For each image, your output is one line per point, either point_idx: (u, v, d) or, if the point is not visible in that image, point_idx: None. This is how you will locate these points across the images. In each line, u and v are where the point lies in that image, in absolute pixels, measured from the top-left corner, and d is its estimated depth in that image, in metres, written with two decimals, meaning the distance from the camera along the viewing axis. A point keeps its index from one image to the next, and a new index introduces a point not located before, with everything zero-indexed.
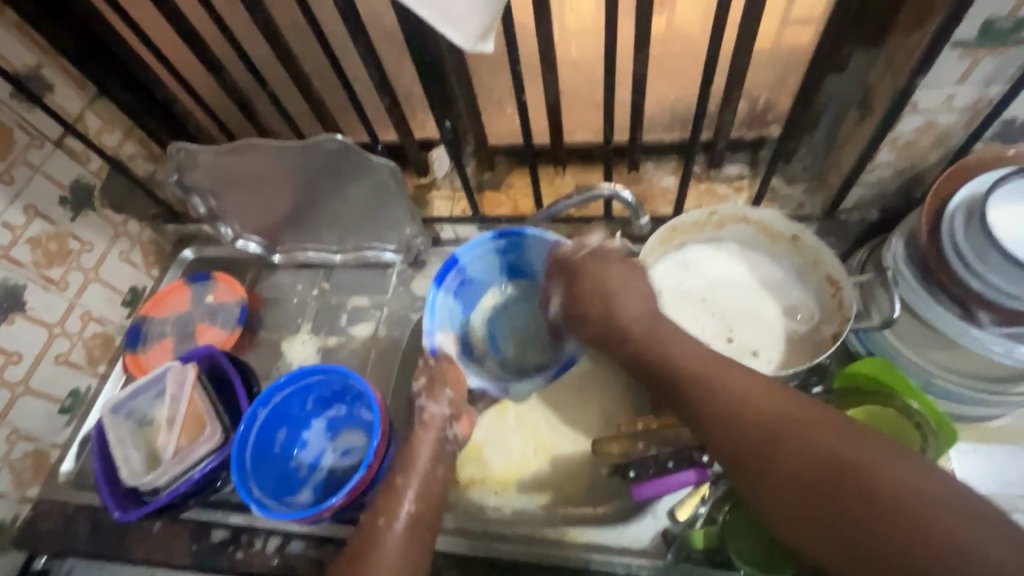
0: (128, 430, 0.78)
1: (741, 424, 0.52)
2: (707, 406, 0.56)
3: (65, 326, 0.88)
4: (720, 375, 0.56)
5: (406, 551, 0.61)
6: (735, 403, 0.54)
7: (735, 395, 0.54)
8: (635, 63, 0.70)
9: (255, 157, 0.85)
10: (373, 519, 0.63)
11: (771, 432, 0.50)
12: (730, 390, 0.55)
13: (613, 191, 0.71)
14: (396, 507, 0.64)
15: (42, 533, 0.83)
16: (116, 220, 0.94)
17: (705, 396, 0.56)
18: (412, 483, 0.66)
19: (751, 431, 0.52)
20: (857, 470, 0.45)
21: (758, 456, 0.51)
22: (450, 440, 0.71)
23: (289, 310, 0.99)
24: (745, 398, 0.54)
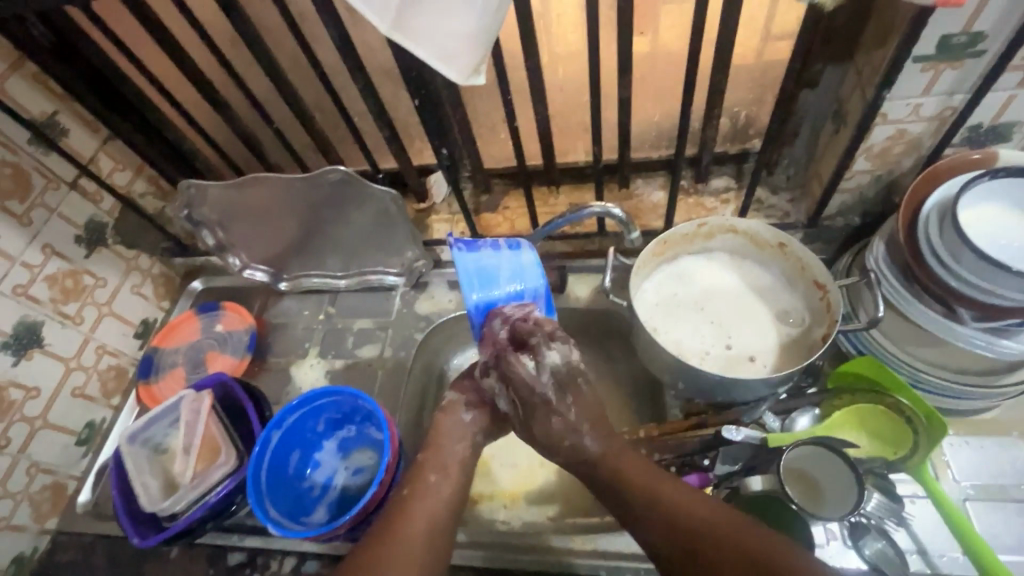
0: (145, 458, 0.80)
1: (688, 549, 0.54)
2: (654, 526, 0.57)
3: (81, 360, 0.91)
4: (655, 484, 0.59)
5: (439, 511, 0.64)
6: (684, 524, 0.55)
7: (678, 510, 0.57)
8: (618, 87, 0.74)
9: (261, 189, 0.89)
10: (398, 490, 0.66)
11: (703, 536, 0.54)
12: (675, 504, 0.57)
13: (605, 210, 0.74)
14: (424, 476, 0.67)
15: (60, 564, 0.85)
16: (127, 255, 0.98)
17: (650, 512, 0.58)
18: (434, 457, 0.69)
19: (717, 560, 0.52)
20: (748, 545, 0.52)
21: (708, 573, 0.52)
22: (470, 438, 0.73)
23: (297, 335, 1.02)
24: (694, 522, 0.55)
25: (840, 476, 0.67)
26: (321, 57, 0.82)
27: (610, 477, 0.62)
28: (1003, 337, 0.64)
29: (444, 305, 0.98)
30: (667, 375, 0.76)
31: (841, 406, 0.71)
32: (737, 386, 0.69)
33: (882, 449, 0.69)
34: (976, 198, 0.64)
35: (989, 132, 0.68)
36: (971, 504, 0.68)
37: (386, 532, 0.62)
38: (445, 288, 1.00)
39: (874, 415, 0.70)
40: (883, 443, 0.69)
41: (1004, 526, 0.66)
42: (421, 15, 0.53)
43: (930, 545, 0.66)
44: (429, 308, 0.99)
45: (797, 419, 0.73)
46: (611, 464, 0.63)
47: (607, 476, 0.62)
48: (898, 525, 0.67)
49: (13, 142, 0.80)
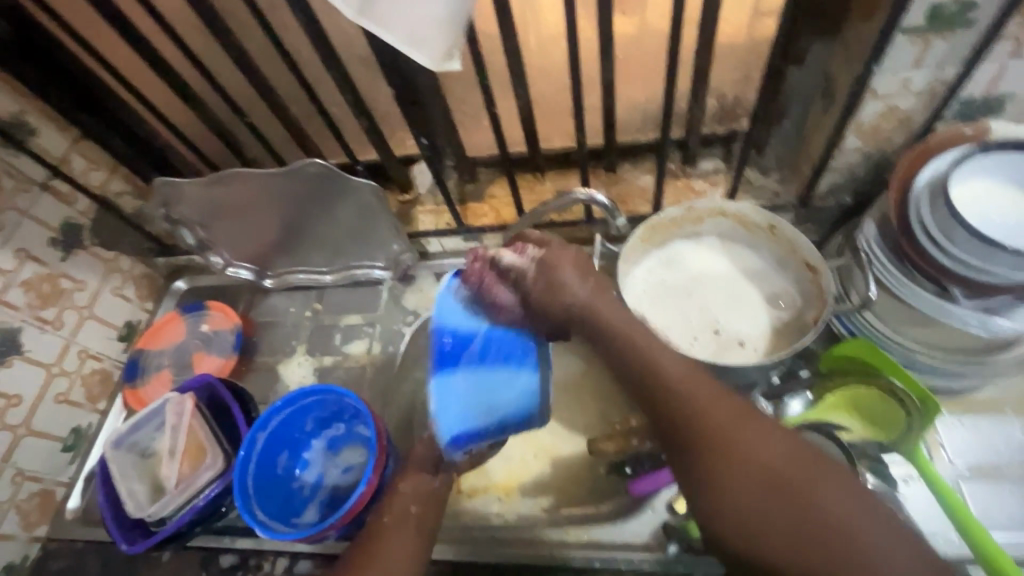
0: (131, 463, 0.78)
1: (704, 438, 0.52)
2: (689, 423, 0.54)
3: (63, 366, 0.89)
4: (712, 406, 0.54)
5: (412, 544, 0.64)
6: (687, 414, 0.54)
7: (717, 421, 0.52)
8: (601, 70, 0.72)
9: (239, 186, 0.87)
10: (378, 518, 0.66)
11: (743, 453, 0.50)
12: (723, 426, 0.52)
13: (589, 196, 0.72)
14: (404, 507, 0.66)
15: (52, 571, 0.84)
16: (107, 257, 0.96)
17: (680, 407, 0.55)
18: (413, 489, 0.68)
19: (695, 432, 0.53)
20: (710, 432, 0.52)
21: (716, 476, 0.50)
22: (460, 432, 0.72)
23: (284, 333, 1.00)
24: (733, 437, 0.51)
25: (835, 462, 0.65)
26: (294, 47, 0.79)
27: (651, 377, 0.58)
28: (997, 315, 0.63)
29: (432, 299, 0.97)
30: None
31: (833, 390, 0.71)
32: (727, 373, 0.69)
33: (874, 432, 0.69)
34: (967, 174, 0.63)
35: (981, 106, 0.66)
36: (966, 484, 0.68)
37: (359, 563, 0.62)
38: (433, 280, 0.98)
39: (867, 398, 0.69)
40: (875, 426, 0.69)
41: (998, 505, 0.66)
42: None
43: (924, 526, 0.66)
44: (417, 302, 0.98)
45: (789, 404, 0.71)
46: (658, 369, 0.58)
47: (648, 380, 0.58)
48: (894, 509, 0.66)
49: None
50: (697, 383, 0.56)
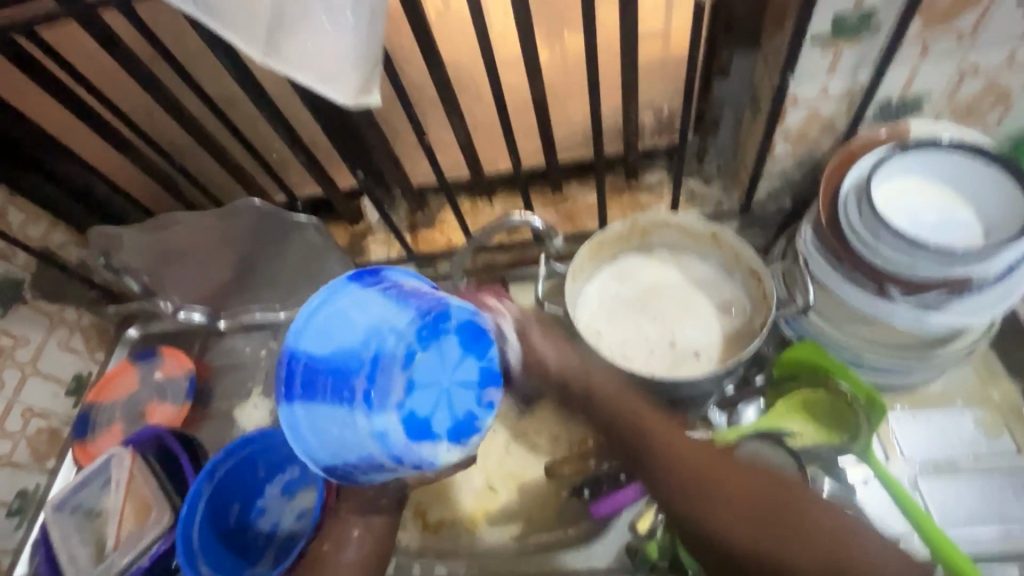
0: (74, 526, 0.75)
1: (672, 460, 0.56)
2: (654, 446, 0.57)
3: (5, 427, 0.86)
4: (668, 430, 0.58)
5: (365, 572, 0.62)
6: (680, 459, 0.56)
7: (696, 458, 0.55)
8: (531, 93, 0.72)
9: (179, 231, 0.86)
10: (319, 545, 0.64)
11: (688, 459, 0.55)
12: (674, 442, 0.57)
13: (524, 219, 0.72)
14: (348, 529, 0.64)
15: None
16: (50, 310, 0.93)
17: (643, 441, 0.58)
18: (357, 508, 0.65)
19: (696, 478, 0.54)
20: (708, 471, 0.54)
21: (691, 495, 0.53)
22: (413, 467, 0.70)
23: (240, 375, 0.98)
24: (678, 451, 0.56)
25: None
26: (226, 87, 0.79)
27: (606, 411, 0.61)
28: (933, 311, 0.63)
29: None
30: None
31: (784, 395, 0.70)
32: (678, 386, 0.68)
33: (831, 435, 0.67)
34: (890, 174, 0.64)
35: (900, 106, 0.68)
36: (922, 480, 0.68)
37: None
38: None
39: (820, 401, 0.69)
40: (831, 428, 0.68)
41: (954, 498, 0.66)
42: (295, 39, 0.50)
43: (883, 527, 0.66)
44: None
45: (743, 411, 0.72)
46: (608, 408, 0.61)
47: (611, 413, 0.61)
48: (852, 509, 0.67)
49: None
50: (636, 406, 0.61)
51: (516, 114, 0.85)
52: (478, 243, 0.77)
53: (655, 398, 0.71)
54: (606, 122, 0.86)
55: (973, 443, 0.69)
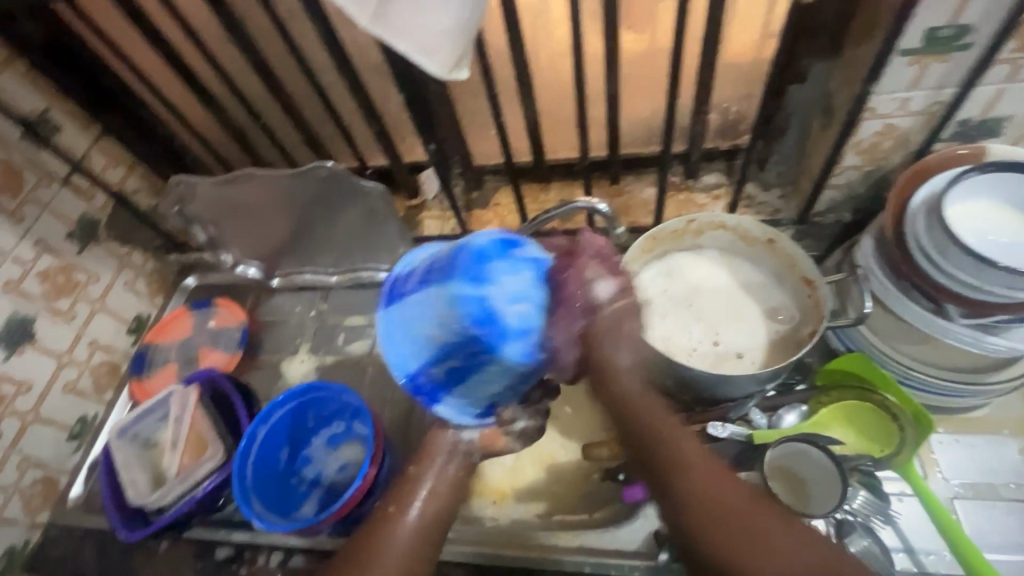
0: (134, 453, 0.80)
1: (691, 485, 0.54)
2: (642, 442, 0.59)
3: (73, 355, 0.91)
4: (677, 434, 0.58)
5: (417, 538, 0.62)
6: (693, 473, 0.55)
7: (698, 470, 0.55)
8: (607, 82, 0.74)
9: (249, 186, 0.90)
10: (383, 505, 0.64)
11: (702, 480, 0.55)
12: (688, 459, 0.56)
13: (589, 204, 0.75)
14: (410, 489, 0.65)
15: (54, 555, 0.85)
16: (121, 251, 0.98)
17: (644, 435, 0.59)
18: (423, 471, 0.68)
19: (694, 504, 0.53)
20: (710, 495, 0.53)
21: (698, 528, 0.52)
22: (463, 444, 0.69)
23: (288, 331, 1.02)
24: (702, 474, 0.55)
25: (824, 473, 0.66)
26: (311, 52, 0.82)
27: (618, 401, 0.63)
28: (993, 334, 0.63)
29: None
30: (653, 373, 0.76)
31: (829, 403, 0.71)
32: (724, 386, 0.69)
33: (868, 446, 0.69)
34: (962, 193, 0.64)
35: (978, 127, 0.67)
36: (961, 502, 0.68)
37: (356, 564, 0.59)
38: None
39: (862, 412, 0.70)
40: (870, 439, 0.69)
41: (994, 523, 0.66)
42: (401, 8, 0.52)
43: (920, 547, 0.66)
44: None
45: (784, 415, 0.72)
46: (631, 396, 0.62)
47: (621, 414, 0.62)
48: (886, 524, 0.67)
49: (4, 139, 0.80)
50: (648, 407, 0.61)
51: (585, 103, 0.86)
52: (532, 230, 0.79)
53: (697, 394, 0.73)
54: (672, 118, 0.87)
55: (1017, 471, 0.68)
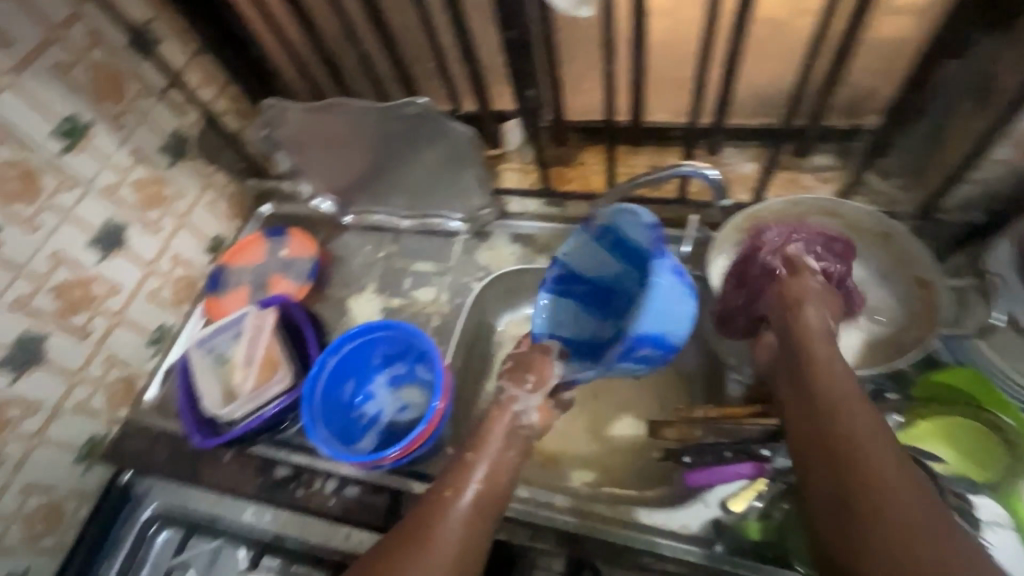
0: (209, 365, 0.83)
1: (835, 449, 0.51)
2: (805, 405, 0.56)
3: (157, 266, 0.93)
4: (848, 406, 0.54)
5: (471, 524, 0.59)
6: (847, 441, 0.51)
7: (850, 441, 0.51)
8: (736, 37, 0.67)
9: (337, 117, 0.89)
10: (439, 490, 0.62)
11: (853, 446, 0.50)
12: (846, 427, 0.52)
13: (696, 170, 0.70)
14: (466, 476, 0.63)
15: (128, 451, 0.86)
16: (206, 170, 0.99)
17: (812, 397, 0.56)
18: (482, 456, 0.65)
19: (835, 463, 0.50)
20: (859, 462, 0.49)
21: (846, 479, 0.49)
22: (523, 427, 0.69)
23: (356, 269, 1.02)
24: (860, 447, 0.50)
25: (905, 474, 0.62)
26: None
27: (800, 347, 0.61)
28: None
29: (505, 258, 0.95)
30: None
31: (926, 415, 0.67)
32: None
33: (968, 468, 0.63)
34: None
35: None
36: None
37: (407, 544, 0.57)
38: (507, 239, 0.96)
39: (965, 430, 0.65)
40: (971, 461, 0.64)
41: None
42: None
43: None
44: (490, 258, 0.96)
45: None
46: (812, 346, 0.60)
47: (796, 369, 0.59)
48: None
49: (112, 45, 0.82)
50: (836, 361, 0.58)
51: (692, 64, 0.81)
52: (631, 189, 0.76)
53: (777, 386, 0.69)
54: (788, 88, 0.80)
55: None
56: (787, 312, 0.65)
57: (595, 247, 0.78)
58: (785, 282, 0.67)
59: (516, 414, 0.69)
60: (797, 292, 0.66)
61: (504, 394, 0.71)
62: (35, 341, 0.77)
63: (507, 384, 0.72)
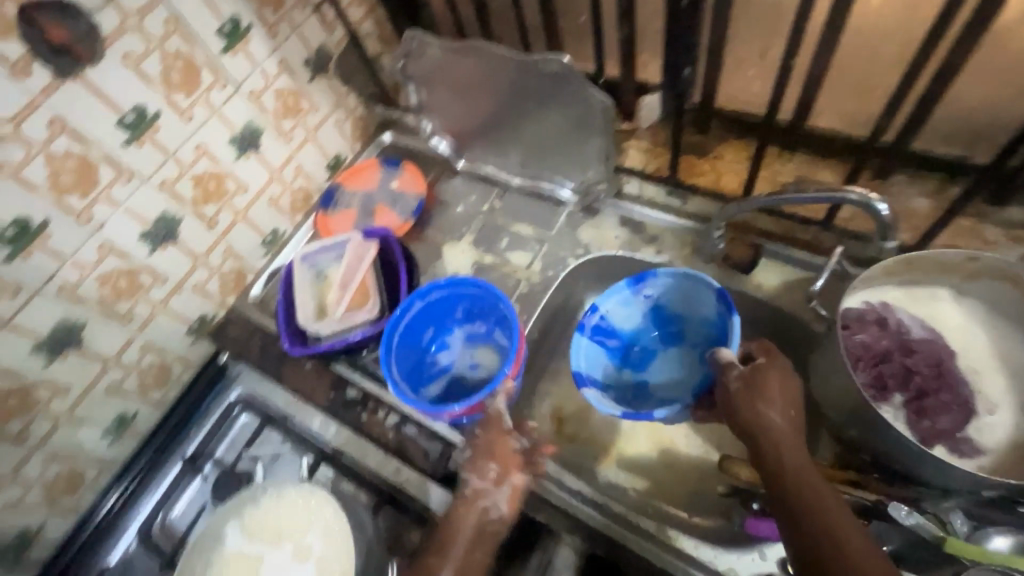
0: (309, 280, 0.88)
1: (813, 536, 0.53)
2: (779, 480, 0.57)
3: (282, 174, 0.98)
4: (817, 484, 0.56)
5: None
6: (822, 525, 0.53)
7: (832, 526, 0.52)
8: (958, 46, 0.55)
9: (475, 59, 0.85)
10: None
11: (829, 534, 0.52)
12: (822, 509, 0.54)
13: (865, 199, 0.61)
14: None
15: (229, 337, 0.96)
16: (341, 90, 1.02)
17: (780, 471, 0.57)
18: (448, 568, 0.64)
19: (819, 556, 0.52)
20: (840, 553, 0.51)
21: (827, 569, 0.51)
22: (492, 523, 0.68)
23: (458, 217, 1.02)
24: (839, 531, 0.52)
25: None
26: None
27: (770, 445, 0.59)
28: None
29: (607, 241, 0.91)
30: (838, 416, 0.65)
31: None
32: (933, 470, 0.57)
33: None
34: None
35: None
36: None
37: None
38: (615, 221, 0.91)
39: None
40: None
41: None
42: None
43: None
44: (592, 237, 0.92)
45: (993, 537, 0.56)
46: (780, 442, 0.58)
47: (762, 442, 0.59)
48: None
49: None
50: (798, 453, 0.58)
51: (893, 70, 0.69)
52: (777, 204, 0.67)
53: (881, 458, 0.62)
54: (1001, 118, 0.66)
55: None
56: (751, 409, 0.60)
57: (630, 301, 0.82)
58: (765, 373, 0.61)
59: (484, 510, 0.68)
60: (765, 379, 0.61)
61: (469, 489, 0.69)
62: (172, 222, 0.84)
63: (471, 476, 0.70)
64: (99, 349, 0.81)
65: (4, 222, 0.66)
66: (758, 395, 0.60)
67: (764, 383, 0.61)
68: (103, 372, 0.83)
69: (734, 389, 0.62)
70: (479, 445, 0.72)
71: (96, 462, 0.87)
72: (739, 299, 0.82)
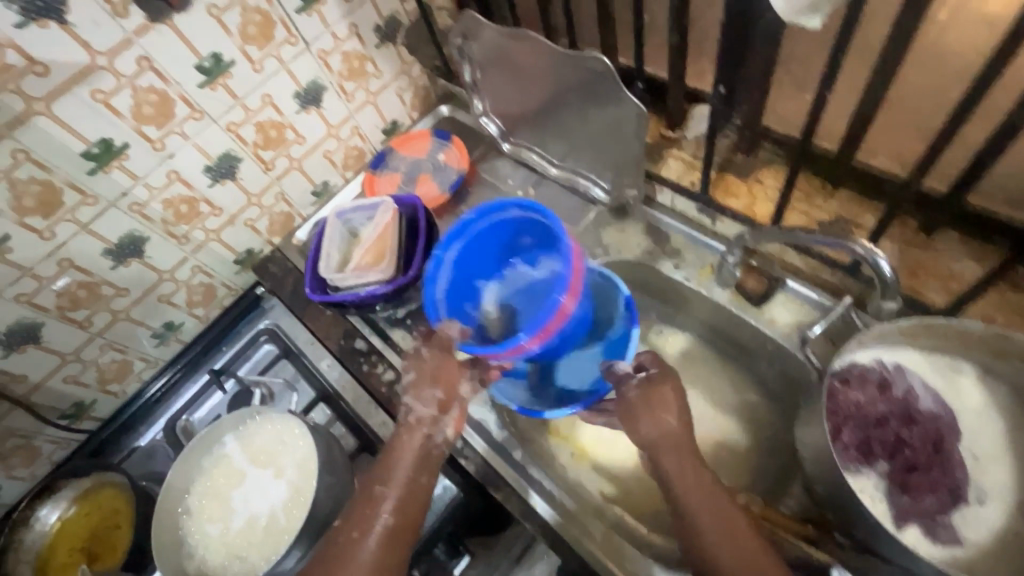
0: (340, 233, 0.94)
1: (687, 500, 0.64)
2: (669, 465, 0.66)
3: (338, 131, 1.05)
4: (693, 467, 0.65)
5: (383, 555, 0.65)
6: (694, 492, 0.64)
7: (703, 493, 0.64)
8: None
9: (526, 47, 0.86)
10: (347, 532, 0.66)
11: (699, 498, 0.64)
12: (698, 483, 0.65)
13: (868, 254, 0.59)
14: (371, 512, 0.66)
15: (268, 273, 1.06)
16: (406, 58, 1.07)
17: (668, 457, 0.67)
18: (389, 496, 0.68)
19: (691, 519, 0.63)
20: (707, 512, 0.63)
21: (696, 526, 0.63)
22: (435, 446, 0.72)
23: (492, 197, 1.05)
24: (707, 497, 0.64)
25: None
26: None
27: (663, 439, 0.67)
28: None
29: (629, 247, 0.90)
30: (811, 467, 0.64)
31: None
32: (891, 546, 0.55)
33: None
34: None
35: None
36: None
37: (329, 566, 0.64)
38: (640, 229, 0.90)
39: None
40: None
41: None
42: None
43: None
44: (614, 240, 0.91)
45: None
46: (668, 435, 0.67)
47: (657, 437, 0.67)
48: None
49: None
50: (681, 442, 0.67)
51: (946, 114, 0.63)
52: (788, 241, 0.66)
53: (843, 520, 0.60)
54: None
55: None
56: (650, 416, 0.68)
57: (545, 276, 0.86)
58: (660, 383, 0.69)
59: (428, 435, 0.72)
60: (658, 392, 0.69)
61: (411, 416, 0.73)
62: (233, 161, 0.93)
63: (414, 403, 0.74)
64: (156, 262, 0.93)
65: (92, 140, 0.77)
66: (653, 403, 0.69)
67: (660, 400, 0.68)
68: (158, 282, 0.95)
69: (632, 395, 0.70)
70: (427, 368, 0.75)
71: (143, 358, 1.00)
72: (750, 332, 0.80)
